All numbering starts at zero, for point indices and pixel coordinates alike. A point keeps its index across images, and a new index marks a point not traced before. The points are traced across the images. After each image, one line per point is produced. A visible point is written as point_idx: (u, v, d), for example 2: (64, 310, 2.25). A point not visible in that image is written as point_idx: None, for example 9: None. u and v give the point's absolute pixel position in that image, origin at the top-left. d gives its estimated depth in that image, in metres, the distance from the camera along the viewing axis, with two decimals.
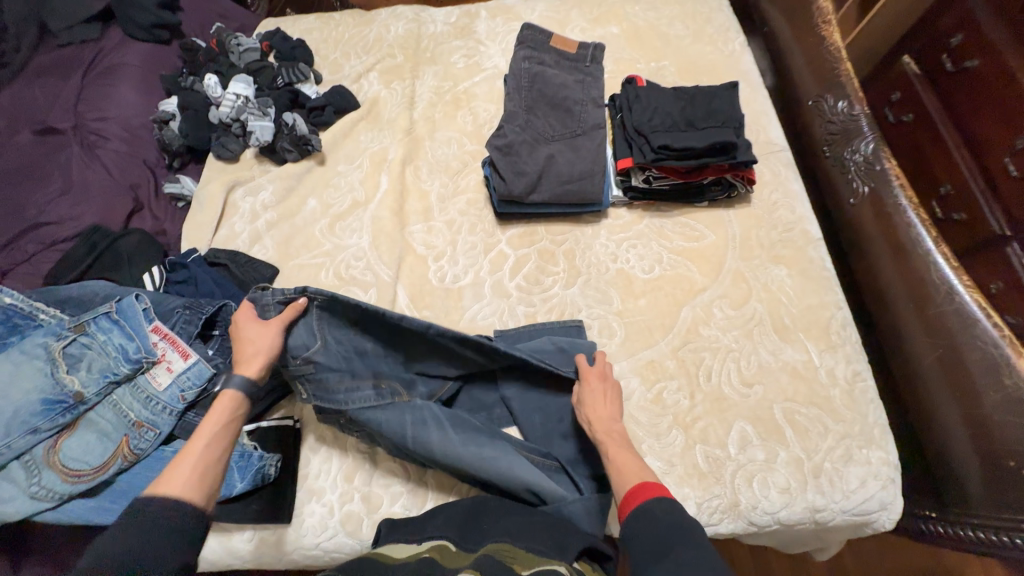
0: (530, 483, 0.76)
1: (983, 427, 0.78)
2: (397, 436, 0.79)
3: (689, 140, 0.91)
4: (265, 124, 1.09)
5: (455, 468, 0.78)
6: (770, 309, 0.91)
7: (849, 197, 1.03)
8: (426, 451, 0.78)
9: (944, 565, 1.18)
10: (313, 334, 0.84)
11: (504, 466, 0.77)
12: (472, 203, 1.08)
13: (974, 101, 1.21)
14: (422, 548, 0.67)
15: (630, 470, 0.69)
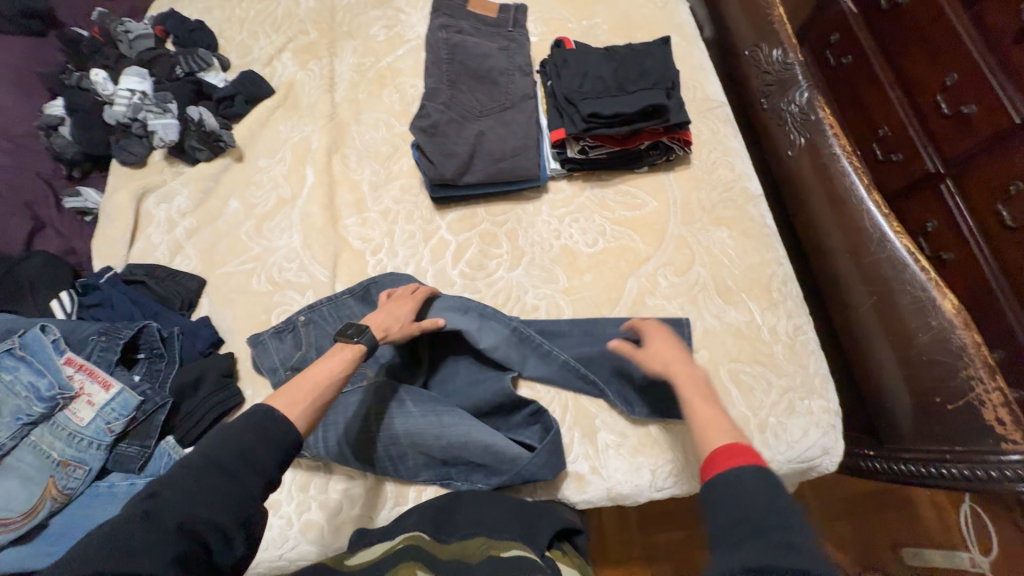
0: (490, 446, 0.77)
1: (918, 367, 0.81)
2: (357, 422, 0.80)
3: (619, 104, 0.87)
4: (168, 121, 0.99)
5: (418, 443, 0.79)
6: (715, 272, 0.91)
7: (787, 150, 1.02)
8: (389, 428, 0.80)
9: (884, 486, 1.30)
10: (287, 348, 0.87)
11: (461, 431, 0.78)
12: (407, 189, 1.02)
13: (907, 40, 1.21)
14: (394, 542, 0.67)
15: (718, 427, 0.60)
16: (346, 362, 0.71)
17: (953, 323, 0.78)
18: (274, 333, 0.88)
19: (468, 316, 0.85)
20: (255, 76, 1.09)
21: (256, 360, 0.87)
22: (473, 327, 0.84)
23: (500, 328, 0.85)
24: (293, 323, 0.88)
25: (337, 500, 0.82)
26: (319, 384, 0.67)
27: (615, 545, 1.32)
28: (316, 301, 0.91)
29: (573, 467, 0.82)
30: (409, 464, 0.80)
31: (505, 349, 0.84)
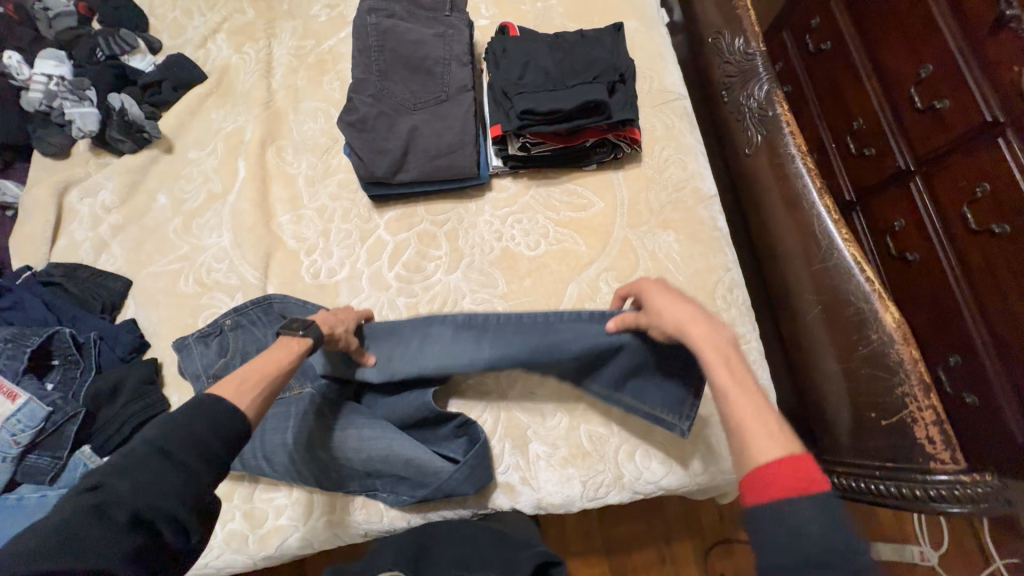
0: (411, 461, 0.76)
1: (856, 381, 0.78)
2: (276, 439, 0.78)
3: (558, 100, 0.82)
4: (86, 110, 0.93)
5: (339, 457, 0.78)
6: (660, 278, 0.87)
7: (744, 147, 0.97)
8: (309, 443, 0.78)
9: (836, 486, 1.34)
10: (211, 353, 0.84)
11: (383, 445, 0.77)
12: (345, 185, 0.97)
13: (885, 26, 1.14)
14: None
15: (766, 432, 0.54)
16: (293, 355, 0.64)
17: (892, 338, 0.75)
18: (199, 336, 0.85)
19: (395, 337, 0.83)
20: (184, 60, 1.02)
21: (182, 364, 0.84)
22: (404, 351, 0.81)
23: (449, 330, 0.82)
24: (218, 326, 0.85)
25: (262, 509, 0.80)
26: (267, 376, 0.60)
27: (574, 537, 1.34)
28: (245, 303, 0.87)
29: (503, 478, 0.80)
30: (330, 477, 0.78)
31: (449, 343, 0.81)
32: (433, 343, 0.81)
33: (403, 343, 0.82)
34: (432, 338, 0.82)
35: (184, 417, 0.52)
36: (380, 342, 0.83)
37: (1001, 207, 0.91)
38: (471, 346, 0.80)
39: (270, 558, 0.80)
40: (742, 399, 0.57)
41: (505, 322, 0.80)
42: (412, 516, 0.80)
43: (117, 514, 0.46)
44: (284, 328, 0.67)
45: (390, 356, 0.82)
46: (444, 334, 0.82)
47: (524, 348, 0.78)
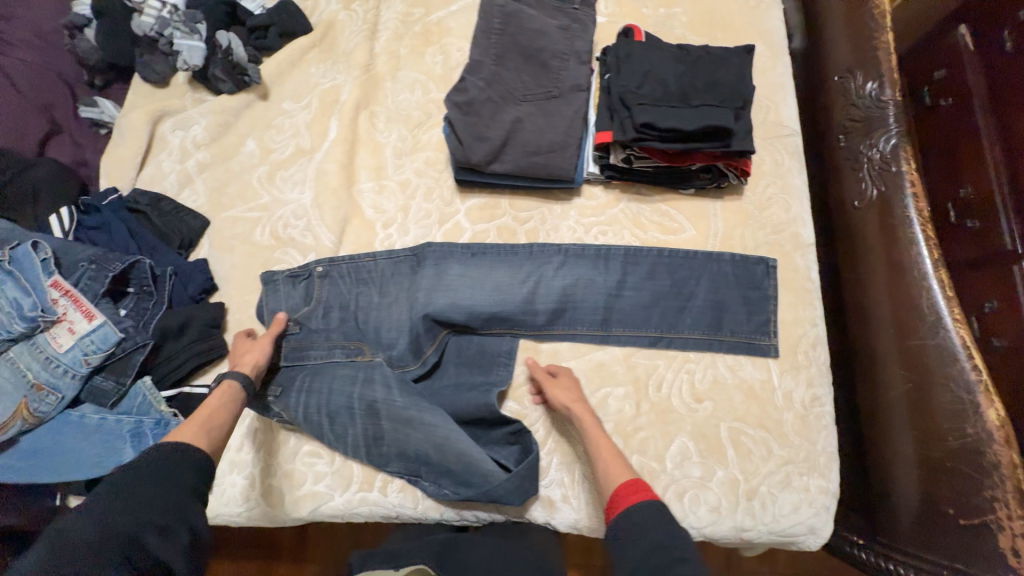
0: (464, 456, 0.75)
1: (938, 472, 0.73)
2: (341, 397, 0.80)
3: (676, 118, 0.77)
4: (194, 44, 0.92)
5: (394, 435, 0.78)
6: (742, 319, 0.83)
7: (853, 199, 0.91)
8: (370, 408, 0.79)
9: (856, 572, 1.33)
10: (296, 296, 0.86)
11: (440, 433, 0.76)
12: (431, 163, 0.95)
13: None
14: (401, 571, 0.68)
15: (614, 461, 0.71)
16: (227, 398, 0.71)
17: (992, 437, 0.69)
18: (288, 276, 0.86)
19: (487, 262, 0.87)
20: (293, 7, 1.00)
21: (263, 301, 0.85)
22: (504, 302, 0.84)
23: (552, 257, 0.87)
24: (309, 271, 0.87)
25: (302, 472, 0.80)
26: (214, 412, 0.68)
27: None
28: (339, 255, 0.88)
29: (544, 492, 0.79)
30: (381, 452, 0.79)
31: (554, 274, 0.86)
32: (541, 298, 0.84)
33: (506, 293, 0.85)
34: (531, 268, 0.87)
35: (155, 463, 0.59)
36: (480, 294, 0.84)
37: None
38: (589, 273, 0.86)
39: (301, 520, 0.81)
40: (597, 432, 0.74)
41: (610, 250, 0.87)
42: (447, 509, 0.79)
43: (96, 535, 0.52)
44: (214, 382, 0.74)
45: (477, 309, 0.83)
46: (549, 267, 0.86)
47: (648, 288, 0.85)
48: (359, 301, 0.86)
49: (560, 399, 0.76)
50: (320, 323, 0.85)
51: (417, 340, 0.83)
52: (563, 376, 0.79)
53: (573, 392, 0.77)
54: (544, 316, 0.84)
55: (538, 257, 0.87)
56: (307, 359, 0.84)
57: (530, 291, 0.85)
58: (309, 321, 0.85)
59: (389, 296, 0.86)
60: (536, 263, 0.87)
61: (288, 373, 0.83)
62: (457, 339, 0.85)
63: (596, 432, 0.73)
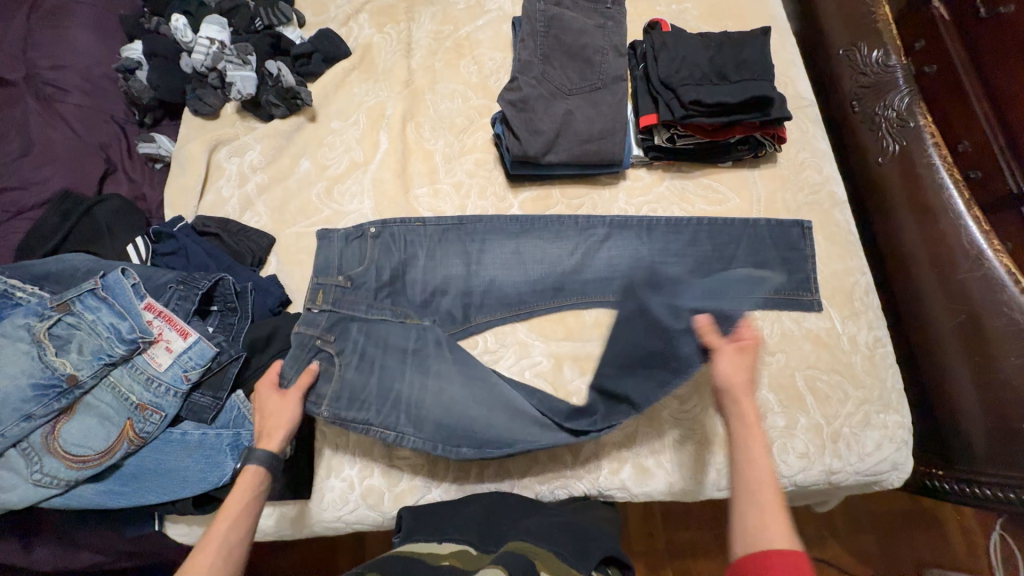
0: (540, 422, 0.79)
1: (1005, 392, 0.78)
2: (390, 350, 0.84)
3: (720, 93, 0.84)
4: (246, 74, 0.97)
5: (442, 379, 0.82)
6: (783, 278, 0.87)
7: (875, 157, 0.98)
8: (421, 364, 0.83)
9: (905, 520, 1.41)
10: (351, 254, 0.89)
11: (491, 386, 0.81)
12: (481, 163, 1.00)
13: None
14: (444, 550, 0.67)
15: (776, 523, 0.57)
16: (245, 485, 0.67)
17: None
18: (342, 236, 0.89)
19: (529, 229, 0.93)
20: (332, 34, 1.06)
21: (318, 250, 0.88)
22: (548, 256, 0.92)
23: (593, 226, 0.92)
24: (362, 231, 0.90)
25: (399, 469, 0.82)
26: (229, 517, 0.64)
27: (640, 537, 1.38)
28: (390, 218, 0.93)
29: (633, 457, 0.82)
30: (428, 403, 0.80)
31: (580, 243, 0.92)
32: (592, 270, 0.90)
33: (556, 263, 0.91)
34: (558, 237, 0.93)
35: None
36: (531, 263, 0.92)
37: None
38: (638, 244, 0.91)
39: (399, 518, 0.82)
40: (755, 445, 0.63)
41: (659, 223, 0.92)
42: (543, 487, 0.82)
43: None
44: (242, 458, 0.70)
45: (525, 260, 0.92)
46: (577, 238, 0.92)
47: (701, 253, 0.90)
48: (410, 263, 0.91)
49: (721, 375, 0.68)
50: (370, 278, 0.88)
51: (467, 282, 0.91)
52: (725, 353, 0.69)
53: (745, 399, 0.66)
54: (582, 265, 0.91)
55: (575, 220, 0.93)
56: (354, 312, 0.86)
57: (580, 262, 0.91)
58: (358, 278, 0.88)
59: (439, 258, 0.92)
60: (578, 227, 0.93)
61: (330, 316, 0.84)
62: (502, 284, 0.91)
63: (757, 470, 0.61)
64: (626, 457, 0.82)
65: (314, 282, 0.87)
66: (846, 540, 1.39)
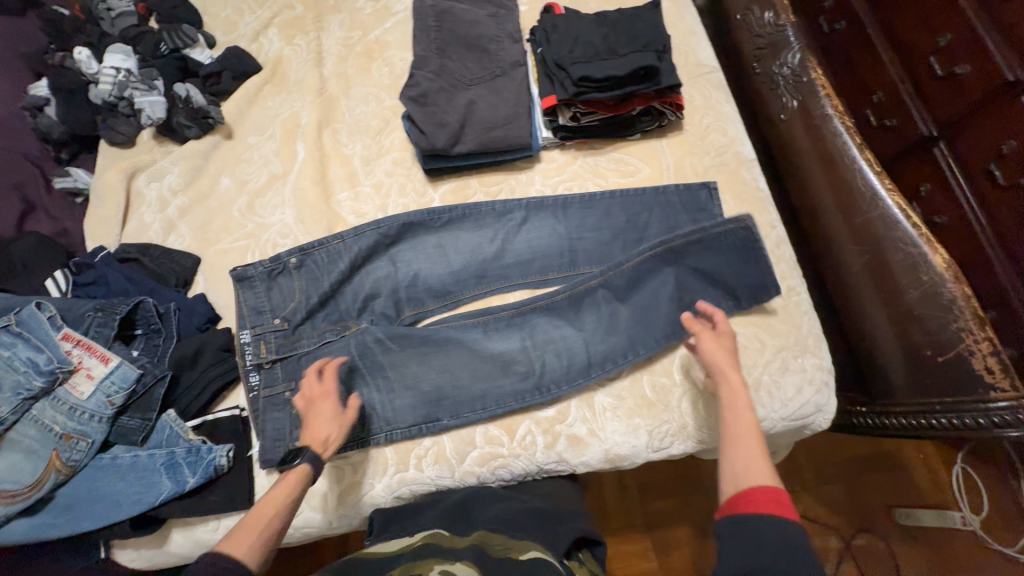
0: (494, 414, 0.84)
1: (909, 323, 0.81)
2: (340, 361, 0.86)
3: (611, 67, 0.86)
4: (154, 99, 0.97)
5: (404, 379, 0.86)
6: None
7: (779, 114, 1.01)
8: (376, 369, 0.86)
9: (870, 465, 1.45)
10: (278, 293, 0.90)
11: (468, 389, 0.85)
12: (399, 162, 1.02)
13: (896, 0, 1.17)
14: (415, 538, 0.69)
15: (756, 471, 0.62)
16: (293, 487, 0.66)
17: (943, 277, 0.78)
18: (264, 273, 0.89)
19: (452, 227, 0.95)
20: (240, 52, 1.08)
21: (242, 301, 0.88)
22: (471, 246, 0.94)
23: (513, 211, 0.95)
24: (283, 263, 0.90)
25: (340, 468, 0.83)
26: (266, 520, 0.62)
27: (615, 513, 1.40)
28: (308, 244, 0.92)
29: (568, 430, 0.84)
30: (401, 405, 0.85)
31: (508, 231, 0.94)
32: (513, 254, 0.93)
33: (479, 251, 0.93)
34: (490, 229, 0.95)
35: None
36: (455, 255, 0.93)
37: None
38: (555, 224, 0.94)
39: (346, 518, 0.83)
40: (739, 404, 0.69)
41: (573, 201, 0.95)
42: (482, 469, 0.83)
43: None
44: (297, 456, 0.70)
45: (448, 253, 0.94)
46: (509, 226, 0.94)
47: (615, 224, 0.93)
48: (333, 278, 0.90)
49: (713, 359, 0.74)
50: (305, 313, 0.89)
51: (397, 286, 0.92)
52: (709, 337, 0.76)
53: (738, 379, 0.71)
54: (503, 251, 0.93)
55: (493, 209, 0.95)
56: (298, 348, 0.87)
57: (501, 248, 0.93)
58: (294, 318, 0.88)
59: (362, 265, 0.93)
60: (497, 214, 0.95)
61: (273, 368, 0.86)
62: (428, 278, 0.92)
63: (733, 427, 0.67)
64: (559, 430, 0.84)
65: (250, 336, 0.86)
66: (817, 493, 1.42)
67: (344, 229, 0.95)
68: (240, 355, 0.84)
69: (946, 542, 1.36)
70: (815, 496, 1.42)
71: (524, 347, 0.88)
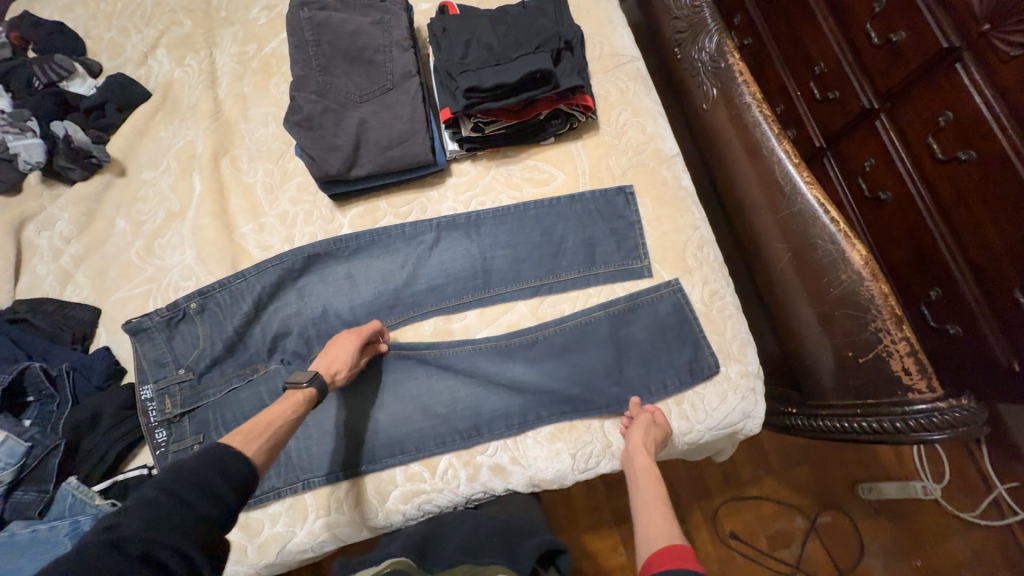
0: (417, 453, 0.82)
1: (832, 323, 0.78)
2: (253, 409, 0.83)
3: (504, 72, 0.80)
4: (29, 141, 0.90)
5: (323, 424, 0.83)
6: (613, 249, 0.87)
7: (701, 102, 0.95)
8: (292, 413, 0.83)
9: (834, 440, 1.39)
10: (181, 341, 0.85)
11: (388, 424, 0.83)
12: (304, 187, 0.96)
13: None
14: (380, 566, 0.61)
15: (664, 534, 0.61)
16: (297, 406, 0.68)
17: (861, 276, 0.74)
18: (161, 322, 0.84)
19: (360, 256, 0.90)
20: (124, 80, 1.00)
21: (141, 354, 0.83)
22: (381, 275, 0.89)
23: (424, 233, 0.89)
24: (182, 310, 0.85)
25: (258, 518, 0.80)
26: (272, 423, 0.64)
27: (581, 511, 1.31)
28: (208, 286, 0.87)
29: (491, 459, 0.81)
30: (318, 451, 0.82)
31: (419, 255, 0.89)
32: (425, 279, 0.88)
33: (390, 279, 0.89)
34: (401, 254, 0.90)
35: (199, 459, 0.54)
36: (365, 285, 0.89)
37: (967, 136, 0.83)
38: (467, 243, 0.89)
39: (271, 567, 0.80)
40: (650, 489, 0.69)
41: (485, 216, 0.89)
42: (406, 507, 0.80)
43: (135, 549, 0.45)
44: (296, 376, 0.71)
45: (357, 283, 0.89)
46: (420, 249, 0.89)
47: (531, 237, 0.88)
48: (236, 321, 0.86)
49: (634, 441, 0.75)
50: (209, 361, 0.85)
51: (305, 322, 0.87)
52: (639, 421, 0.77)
53: (647, 456, 0.72)
54: (415, 276, 0.88)
55: (402, 232, 0.90)
56: (205, 398, 0.84)
57: (413, 273, 0.89)
58: (198, 367, 0.84)
59: (268, 305, 0.88)
60: (407, 237, 0.90)
61: (185, 422, 0.83)
62: (338, 311, 0.88)
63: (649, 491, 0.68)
64: (480, 461, 0.81)
65: (155, 391, 0.82)
66: (783, 475, 1.35)
67: (250, 263, 0.90)
68: (143, 413, 0.81)
69: (915, 514, 1.31)
70: (782, 479, 1.35)
71: (443, 378, 0.85)
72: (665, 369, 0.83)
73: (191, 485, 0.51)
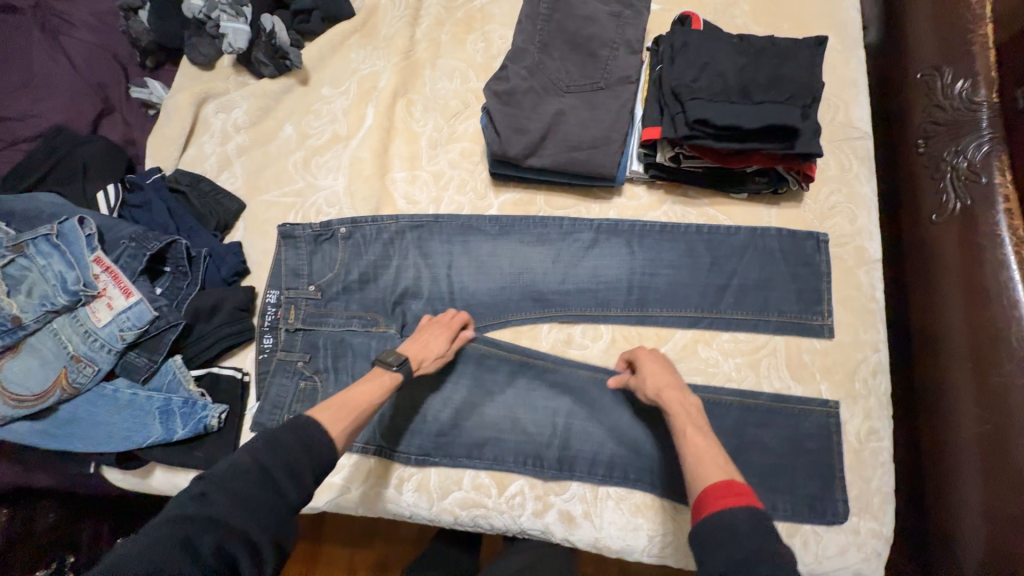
0: (494, 468, 0.77)
1: (1017, 527, 0.64)
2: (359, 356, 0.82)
3: (737, 114, 0.71)
4: (239, 26, 0.92)
5: (413, 396, 0.80)
6: (791, 298, 0.78)
7: (931, 212, 0.81)
8: None
9: None
10: (320, 259, 0.85)
11: (474, 426, 0.79)
12: (467, 154, 0.92)
13: None
14: None
15: (711, 463, 0.57)
16: (381, 388, 0.67)
17: None
18: (310, 236, 0.84)
19: (502, 244, 0.85)
20: None
21: (284, 257, 0.84)
22: (518, 270, 0.84)
23: (577, 245, 0.83)
24: (332, 231, 0.85)
25: None
26: (357, 408, 0.64)
27: None
28: (362, 217, 0.86)
29: (564, 504, 0.75)
30: (399, 426, 0.79)
31: (564, 263, 0.83)
32: (558, 293, 0.82)
33: (526, 278, 0.83)
34: (545, 257, 0.84)
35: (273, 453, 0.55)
36: (501, 271, 0.84)
37: None
38: (617, 272, 0.82)
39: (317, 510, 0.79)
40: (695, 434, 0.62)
41: (647, 251, 0.82)
42: (462, 514, 0.76)
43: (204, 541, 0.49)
44: (375, 360, 0.71)
45: (494, 266, 0.84)
46: (569, 259, 0.83)
47: (691, 289, 0.80)
48: (372, 262, 0.85)
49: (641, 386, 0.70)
50: (341, 288, 0.84)
51: (435, 285, 0.84)
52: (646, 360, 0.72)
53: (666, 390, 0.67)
54: (551, 285, 0.83)
55: (554, 236, 0.84)
56: (323, 325, 0.83)
57: (552, 282, 0.83)
58: (328, 289, 0.84)
59: (396, 256, 0.85)
60: (558, 243, 0.84)
61: (296, 337, 0.83)
62: (467, 289, 0.84)
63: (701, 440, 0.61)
64: (552, 501, 0.75)
65: (284, 296, 0.83)
66: None
67: (392, 213, 0.88)
68: (262, 315, 0.82)
69: None
70: None
71: (544, 403, 0.79)
72: (783, 492, 0.72)
73: (262, 487, 0.53)
